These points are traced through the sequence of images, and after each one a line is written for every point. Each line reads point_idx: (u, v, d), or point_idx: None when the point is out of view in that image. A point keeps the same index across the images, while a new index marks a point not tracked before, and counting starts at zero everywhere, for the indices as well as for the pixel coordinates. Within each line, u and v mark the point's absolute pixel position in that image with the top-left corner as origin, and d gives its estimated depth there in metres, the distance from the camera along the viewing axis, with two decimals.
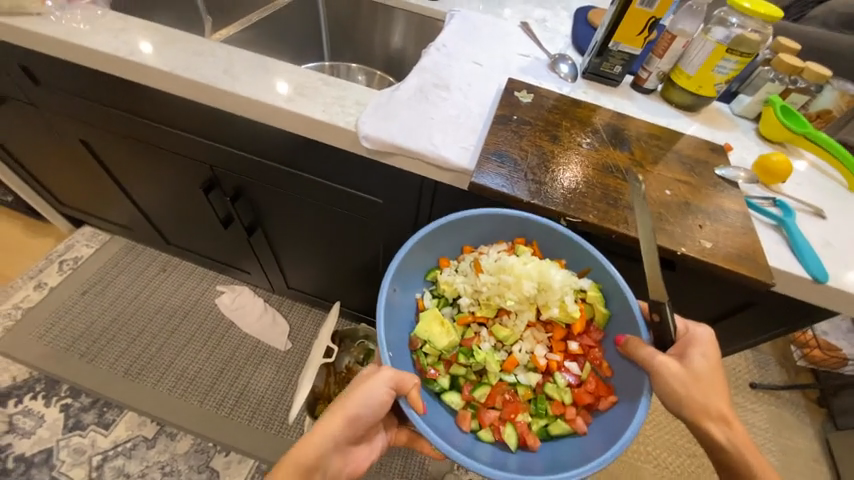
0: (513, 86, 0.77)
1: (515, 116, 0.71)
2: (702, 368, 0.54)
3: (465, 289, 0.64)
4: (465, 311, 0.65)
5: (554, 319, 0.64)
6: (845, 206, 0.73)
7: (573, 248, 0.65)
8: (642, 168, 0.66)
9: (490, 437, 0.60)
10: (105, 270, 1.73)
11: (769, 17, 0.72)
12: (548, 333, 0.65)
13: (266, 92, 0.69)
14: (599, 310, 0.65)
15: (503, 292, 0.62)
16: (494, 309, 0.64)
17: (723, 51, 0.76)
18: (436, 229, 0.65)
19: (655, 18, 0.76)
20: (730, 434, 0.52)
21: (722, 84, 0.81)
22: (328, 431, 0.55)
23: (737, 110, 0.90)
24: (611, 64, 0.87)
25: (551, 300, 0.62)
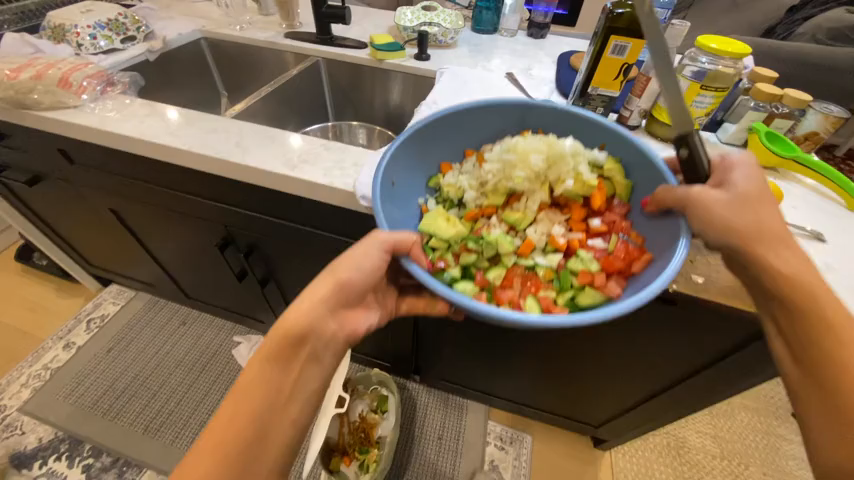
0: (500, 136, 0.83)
1: None
2: (747, 191, 0.53)
3: (473, 183, 0.72)
4: (472, 206, 0.71)
5: (568, 193, 0.68)
6: (846, 227, 0.73)
7: (584, 125, 0.74)
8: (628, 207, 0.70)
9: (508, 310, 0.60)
10: (130, 326, 1.81)
11: (739, 54, 0.75)
12: (559, 212, 0.70)
13: (273, 160, 0.75)
14: (619, 182, 0.69)
15: (509, 175, 0.69)
16: (504, 196, 0.70)
17: (697, 87, 0.80)
18: (431, 126, 0.74)
19: (627, 63, 0.82)
20: (784, 259, 0.50)
21: (703, 117, 0.84)
22: (318, 292, 0.57)
23: (724, 139, 0.92)
24: (593, 106, 0.92)
25: (559, 172, 0.68)
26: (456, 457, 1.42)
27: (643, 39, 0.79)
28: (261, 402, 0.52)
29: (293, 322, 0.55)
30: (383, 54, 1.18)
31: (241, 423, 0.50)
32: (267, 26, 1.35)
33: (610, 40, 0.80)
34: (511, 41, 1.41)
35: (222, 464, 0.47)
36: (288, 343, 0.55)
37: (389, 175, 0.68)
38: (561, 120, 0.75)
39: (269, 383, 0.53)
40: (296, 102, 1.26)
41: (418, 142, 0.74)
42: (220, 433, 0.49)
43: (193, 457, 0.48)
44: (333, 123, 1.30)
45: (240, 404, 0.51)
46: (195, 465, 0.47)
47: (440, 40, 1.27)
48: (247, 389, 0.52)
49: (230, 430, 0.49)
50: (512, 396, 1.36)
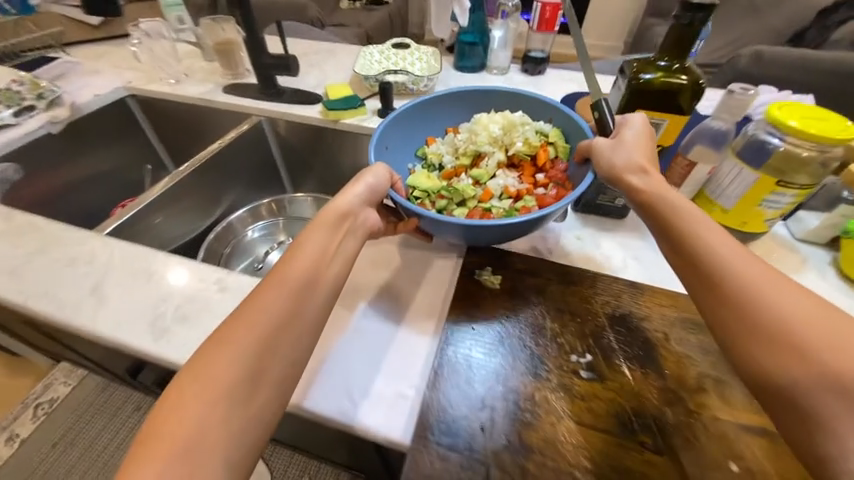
0: (475, 260, 0.57)
1: (473, 322, 0.49)
2: (635, 137, 0.51)
3: (449, 147, 0.69)
4: (448, 167, 0.68)
5: (519, 154, 0.65)
6: None
7: (534, 102, 0.69)
8: (683, 413, 0.41)
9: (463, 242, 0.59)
10: (81, 414, 1.56)
11: (838, 140, 0.48)
12: (515, 171, 0.66)
13: (134, 322, 0.51)
14: (561, 146, 0.65)
15: (473, 138, 0.66)
16: (472, 157, 0.67)
17: (771, 183, 0.53)
18: (417, 105, 0.70)
19: (661, 147, 0.57)
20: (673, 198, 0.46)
21: (775, 220, 0.57)
22: (333, 205, 0.50)
23: (798, 234, 0.65)
24: (610, 197, 0.65)
25: (516, 133, 0.66)
26: None
27: (683, 115, 0.53)
28: (267, 317, 0.39)
29: (300, 246, 0.45)
30: (339, 113, 0.93)
31: (237, 348, 0.37)
32: (207, 77, 1.13)
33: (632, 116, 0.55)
34: (501, 82, 1.15)
35: (220, 392, 0.35)
36: (302, 255, 0.44)
37: (380, 146, 0.64)
38: (505, 100, 0.71)
39: (277, 299, 0.40)
40: (235, 170, 1.02)
41: (406, 121, 0.69)
42: (217, 363, 0.36)
43: (181, 387, 0.35)
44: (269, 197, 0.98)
45: (237, 328, 0.39)
46: (179, 400, 0.34)
47: (411, 89, 1.02)
48: (249, 306, 0.40)
49: (228, 356, 0.37)
50: None
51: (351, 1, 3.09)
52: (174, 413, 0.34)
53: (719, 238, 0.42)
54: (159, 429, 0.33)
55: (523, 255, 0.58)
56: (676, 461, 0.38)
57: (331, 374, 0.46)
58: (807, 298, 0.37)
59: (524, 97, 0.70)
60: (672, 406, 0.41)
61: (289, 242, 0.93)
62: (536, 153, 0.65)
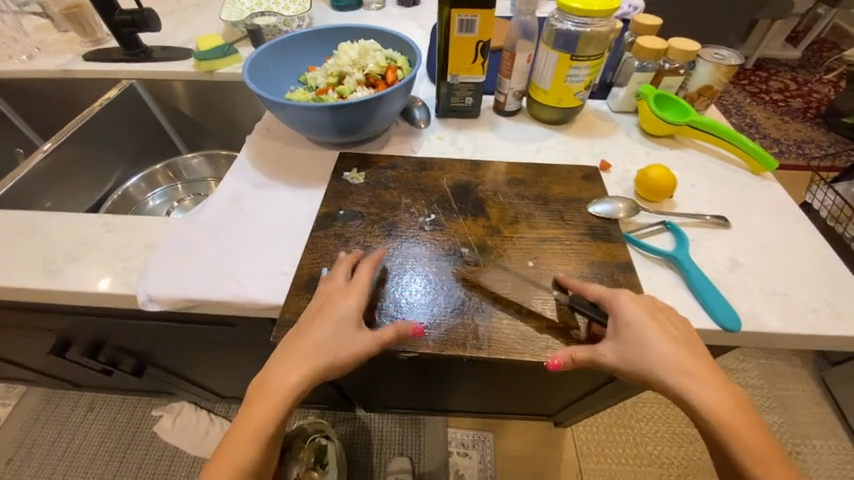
0: (342, 165, 0.67)
1: (342, 210, 0.61)
2: (635, 324, 0.44)
3: (321, 71, 0.74)
4: (321, 86, 0.73)
5: (372, 75, 0.71)
6: (751, 200, 0.64)
7: (385, 35, 0.75)
8: (499, 238, 0.57)
9: (317, 133, 0.67)
10: (15, 438, 1.32)
11: (602, 13, 0.61)
12: (373, 89, 0.71)
13: (26, 270, 0.54)
14: (406, 67, 0.72)
15: (338, 61, 0.72)
16: (337, 76, 0.72)
17: (568, 59, 0.66)
18: (290, 37, 0.74)
19: (482, 42, 0.65)
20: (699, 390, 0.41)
21: (582, 92, 0.70)
22: (315, 339, 0.45)
23: (614, 107, 0.79)
24: (460, 97, 0.75)
25: (369, 57, 0.72)
26: (419, 456, 1.28)
27: (491, 9, 0.62)
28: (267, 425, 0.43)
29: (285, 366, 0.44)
30: (210, 63, 0.93)
31: (246, 452, 0.43)
32: (63, 48, 1.05)
33: (450, 15, 0.63)
34: (379, 16, 1.19)
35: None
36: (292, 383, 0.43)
37: (254, 67, 0.69)
38: (361, 36, 0.77)
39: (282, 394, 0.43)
40: (117, 139, 0.99)
41: (283, 50, 0.74)
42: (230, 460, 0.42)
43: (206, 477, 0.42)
44: (161, 164, 0.98)
45: (250, 436, 0.43)
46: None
47: (284, 30, 1.02)
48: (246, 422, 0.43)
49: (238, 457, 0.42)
50: (470, 406, 1.16)
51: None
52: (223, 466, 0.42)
53: (705, 385, 0.41)
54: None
55: (388, 156, 0.70)
56: (492, 267, 0.54)
57: (223, 269, 0.54)
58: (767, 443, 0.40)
59: (377, 33, 0.76)
60: (493, 236, 0.57)
61: (190, 200, 0.95)
62: (385, 73, 0.71)
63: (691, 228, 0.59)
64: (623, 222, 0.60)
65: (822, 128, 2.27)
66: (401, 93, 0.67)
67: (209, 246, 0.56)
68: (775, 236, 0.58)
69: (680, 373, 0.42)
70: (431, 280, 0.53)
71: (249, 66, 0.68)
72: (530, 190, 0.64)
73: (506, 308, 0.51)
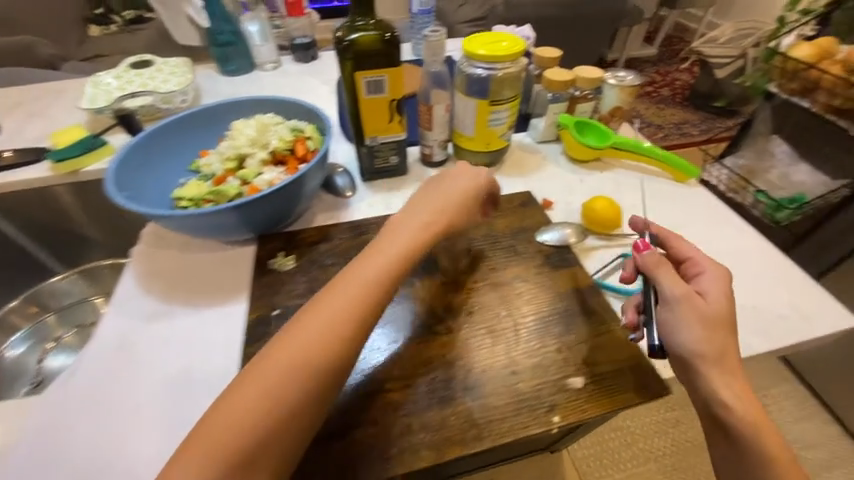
0: (265, 252, 0.56)
1: (277, 308, 0.49)
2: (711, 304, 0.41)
3: (216, 157, 0.63)
4: (219, 174, 0.62)
5: (278, 152, 0.62)
6: (689, 208, 0.64)
7: (284, 103, 0.66)
8: (461, 295, 0.50)
9: (223, 233, 0.56)
10: None
11: (511, 56, 0.59)
12: (282, 169, 0.61)
13: None
14: (315, 135, 0.63)
15: (234, 142, 0.62)
16: (236, 160, 0.62)
17: (488, 105, 0.63)
18: (166, 124, 0.62)
19: (396, 100, 0.60)
20: (730, 389, 0.38)
21: (507, 133, 0.68)
22: (420, 212, 0.48)
23: (537, 138, 0.78)
24: (384, 158, 0.69)
25: (270, 132, 0.62)
26: None
27: (398, 67, 0.57)
28: (347, 308, 0.39)
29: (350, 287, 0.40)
30: (73, 162, 0.76)
31: (318, 337, 0.37)
32: None
33: (355, 77, 0.57)
34: (275, 75, 1.11)
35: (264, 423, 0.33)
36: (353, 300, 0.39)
37: (123, 171, 0.56)
38: (256, 108, 0.68)
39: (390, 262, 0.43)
40: None
41: (160, 141, 0.62)
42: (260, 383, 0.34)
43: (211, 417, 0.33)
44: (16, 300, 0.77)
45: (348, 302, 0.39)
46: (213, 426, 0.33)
47: (165, 108, 0.90)
48: (289, 344, 0.36)
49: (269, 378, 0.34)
50: None
51: (95, 10, 2.12)
52: (272, 366, 0.35)
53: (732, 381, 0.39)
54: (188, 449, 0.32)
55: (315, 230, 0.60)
56: (465, 335, 0.46)
57: (113, 463, 0.39)
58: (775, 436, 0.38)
59: (275, 103, 0.67)
60: (457, 293, 0.50)
61: (72, 335, 0.77)
62: (294, 147, 0.62)
63: None
64: (577, 247, 0.58)
65: (691, 109, 2.63)
66: (319, 168, 0.59)
67: (87, 432, 0.41)
68: (721, 244, 0.59)
69: (724, 360, 0.39)
70: (397, 365, 0.44)
71: (116, 169, 0.55)
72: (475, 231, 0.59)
73: (492, 376, 0.42)
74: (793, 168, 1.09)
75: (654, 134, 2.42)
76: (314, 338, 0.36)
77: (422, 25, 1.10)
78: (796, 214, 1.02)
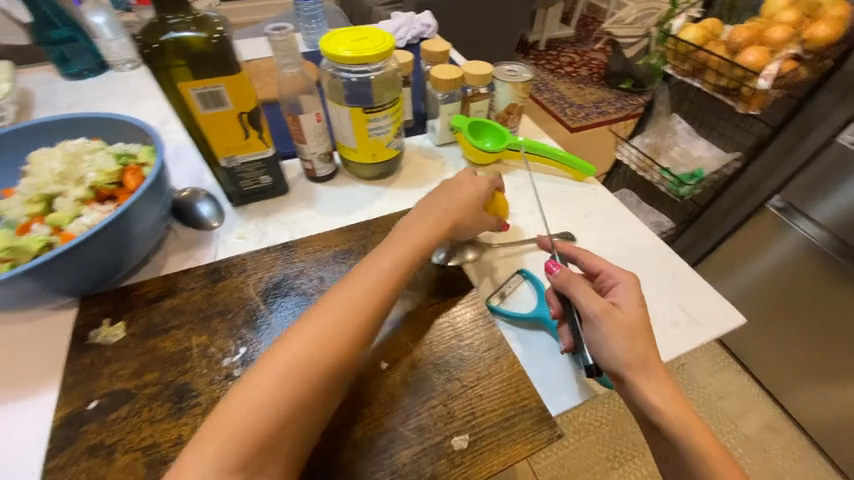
0: (88, 319, 0.44)
1: (95, 398, 0.38)
2: (631, 308, 0.41)
3: (15, 198, 0.49)
4: (21, 220, 0.48)
5: (99, 186, 0.49)
6: (586, 208, 0.62)
7: (110, 123, 0.54)
8: None
9: (21, 303, 0.43)
10: None
11: (378, 56, 0.51)
12: (109, 206, 0.49)
13: None
14: (149, 161, 0.51)
15: (36, 178, 0.48)
16: (44, 201, 0.48)
17: (362, 114, 0.55)
18: None
19: (244, 113, 0.50)
20: (661, 392, 0.38)
21: (394, 141, 0.60)
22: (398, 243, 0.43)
23: (436, 141, 0.72)
24: (252, 179, 0.58)
25: (86, 163, 0.49)
26: None
27: (235, 75, 0.47)
28: (309, 353, 0.34)
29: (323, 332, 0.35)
30: None
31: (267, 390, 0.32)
32: None
33: (182, 91, 0.45)
34: (135, 77, 0.92)
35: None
36: (324, 353, 0.34)
37: None
38: (74, 129, 0.54)
39: (360, 307, 0.37)
40: None
41: None
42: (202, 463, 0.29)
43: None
44: None
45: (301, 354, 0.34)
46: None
47: None
48: (247, 409, 0.31)
49: (216, 454, 0.29)
50: None
51: None
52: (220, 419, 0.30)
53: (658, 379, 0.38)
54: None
55: (161, 279, 0.48)
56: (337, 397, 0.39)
57: None
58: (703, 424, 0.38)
59: (98, 121, 0.54)
60: None
61: None
62: (122, 178, 0.50)
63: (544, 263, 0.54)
64: (474, 265, 0.53)
65: (606, 88, 2.75)
66: (153, 200, 0.48)
67: None
68: (620, 247, 0.57)
69: (651, 357, 0.39)
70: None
71: None
72: (361, 260, 0.51)
73: (376, 444, 0.36)
74: (692, 145, 1.06)
75: (575, 114, 2.49)
76: (265, 392, 0.32)
77: (311, 13, 0.98)
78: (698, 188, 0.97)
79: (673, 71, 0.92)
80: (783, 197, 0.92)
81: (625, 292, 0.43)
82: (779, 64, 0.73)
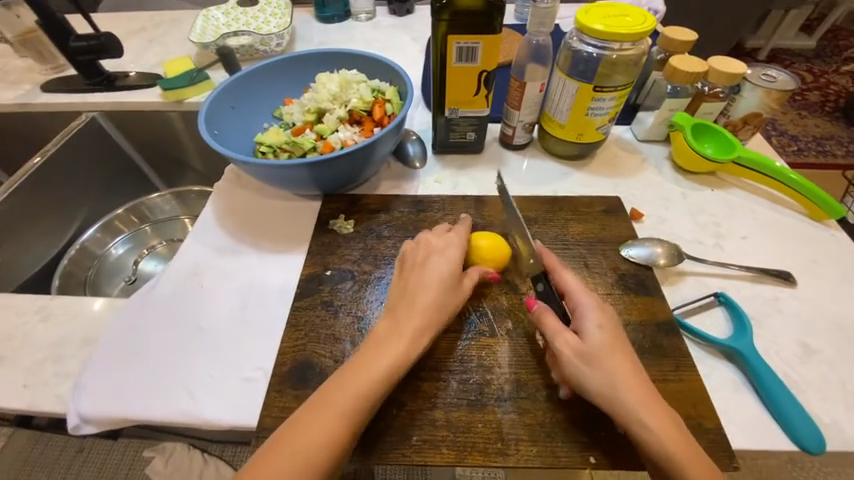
0: (329, 210, 0.56)
1: (330, 268, 0.50)
2: (597, 344, 0.36)
3: (298, 106, 0.64)
4: (299, 124, 0.63)
5: (356, 111, 0.61)
6: (819, 254, 0.52)
7: (371, 61, 0.65)
8: (516, 297, 0.46)
9: (291, 185, 0.57)
10: None
11: (635, 36, 0.49)
12: (358, 129, 0.61)
13: None
14: (395, 99, 0.60)
15: (316, 94, 0.62)
16: (316, 113, 0.62)
17: (590, 91, 0.55)
18: (260, 67, 0.64)
19: (486, 71, 0.55)
20: (650, 424, 0.33)
21: (605, 126, 0.59)
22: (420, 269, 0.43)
23: (640, 135, 0.68)
24: (461, 132, 0.64)
25: (351, 90, 0.61)
26: None
27: (494, 35, 0.51)
28: (378, 363, 0.37)
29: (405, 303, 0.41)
30: (179, 92, 0.82)
31: (348, 395, 0.35)
32: (20, 77, 0.94)
33: (447, 42, 0.52)
34: (367, 28, 1.08)
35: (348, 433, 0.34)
36: (422, 319, 0.39)
37: (216, 110, 0.59)
38: (344, 61, 0.67)
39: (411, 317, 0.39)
40: (76, 177, 0.89)
41: (252, 83, 0.65)
42: (341, 385, 0.35)
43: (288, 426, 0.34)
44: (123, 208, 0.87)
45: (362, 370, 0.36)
46: (302, 434, 0.33)
47: (262, 50, 0.93)
48: (364, 360, 0.37)
49: (347, 385, 0.35)
50: None
51: None
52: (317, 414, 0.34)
53: (653, 415, 0.34)
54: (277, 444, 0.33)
55: (380, 196, 0.58)
56: (511, 341, 0.43)
57: (174, 374, 0.43)
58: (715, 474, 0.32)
59: (363, 58, 0.66)
60: (509, 294, 0.47)
61: (163, 245, 0.86)
62: (373, 109, 0.60)
63: (748, 294, 0.48)
64: (664, 271, 0.50)
65: (842, 124, 2.14)
66: (392, 134, 0.56)
67: (159, 342, 0.46)
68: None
69: (634, 393, 0.35)
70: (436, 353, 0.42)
71: (211, 105, 0.59)
72: (546, 231, 0.53)
73: (538, 394, 0.39)
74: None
75: (783, 147, 2.01)
76: (340, 397, 0.35)
77: None
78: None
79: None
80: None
81: (591, 324, 0.38)
82: None
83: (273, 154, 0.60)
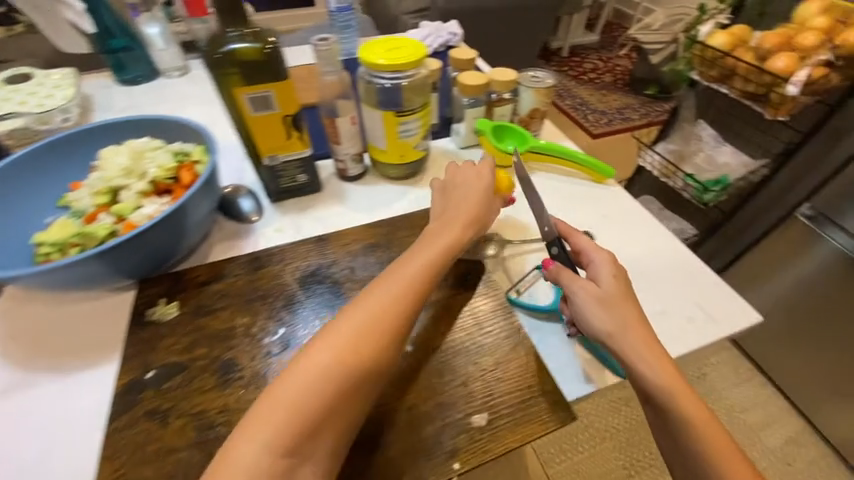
0: (147, 299, 0.50)
1: (152, 369, 0.44)
2: (613, 291, 0.43)
3: (87, 189, 0.55)
4: (91, 209, 0.54)
5: (158, 180, 0.55)
6: (607, 210, 0.64)
7: (169, 125, 0.60)
8: None
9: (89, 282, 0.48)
10: None
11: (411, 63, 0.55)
12: (166, 199, 0.55)
13: None
14: (201, 158, 0.56)
15: (105, 172, 0.54)
16: (109, 192, 0.54)
17: (393, 117, 0.58)
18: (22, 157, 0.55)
19: (289, 115, 0.54)
20: (651, 363, 0.39)
21: (421, 144, 0.64)
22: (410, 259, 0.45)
23: (459, 143, 0.75)
24: (290, 177, 0.63)
25: (147, 160, 0.55)
26: None
27: (281, 80, 0.51)
28: (331, 361, 0.36)
29: (419, 266, 0.44)
30: None
31: (302, 391, 0.34)
32: None
33: (236, 94, 0.51)
34: (182, 83, 1.00)
35: (289, 434, 0.33)
36: (376, 323, 0.39)
37: None
38: (136, 130, 0.61)
39: (380, 315, 0.39)
40: None
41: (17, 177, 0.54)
42: (306, 375, 0.35)
43: (256, 418, 0.33)
44: None
45: (319, 365, 0.36)
46: (244, 447, 0.32)
47: (44, 130, 0.80)
48: (321, 352, 0.36)
49: (320, 369, 0.35)
50: None
51: None
52: (265, 419, 0.33)
53: (658, 360, 0.40)
54: (244, 444, 0.32)
55: (210, 265, 0.54)
56: None
57: None
58: (697, 404, 0.39)
59: (158, 123, 0.60)
60: None
61: None
62: (178, 174, 0.55)
63: None
64: (497, 260, 0.56)
65: (631, 94, 2.72)
66: (203, 197, 0.52)
67: None
68: (638, 248, 0.58)
69: (640, 339, 0.41)
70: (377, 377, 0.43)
71: None
72: (388, 253, 0.55)
73: (396, 423, 0.39)
74: (718, 151, 1.04)
75: (598, 120, 2.48)
76: (289, 401, 0.34)
77: (344, 23, 1.04)
78: (722, 194, 0.99)
79: (700, 77, 0.96)
80: (812, 205, 0.96)
81: (606, 278, 0.44)
82: (810, 71, 0.76)
83: (60, 252, 0.50)
